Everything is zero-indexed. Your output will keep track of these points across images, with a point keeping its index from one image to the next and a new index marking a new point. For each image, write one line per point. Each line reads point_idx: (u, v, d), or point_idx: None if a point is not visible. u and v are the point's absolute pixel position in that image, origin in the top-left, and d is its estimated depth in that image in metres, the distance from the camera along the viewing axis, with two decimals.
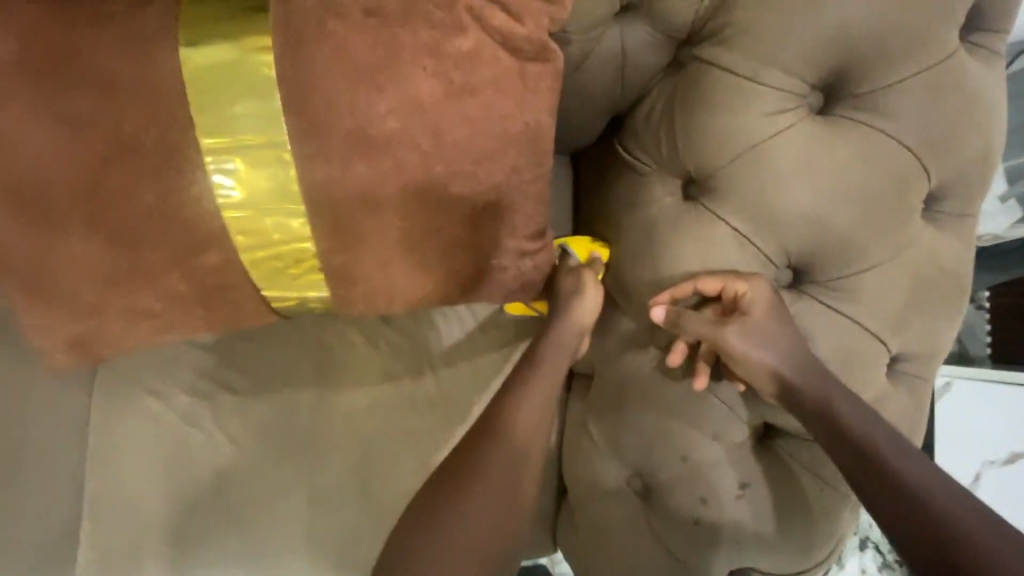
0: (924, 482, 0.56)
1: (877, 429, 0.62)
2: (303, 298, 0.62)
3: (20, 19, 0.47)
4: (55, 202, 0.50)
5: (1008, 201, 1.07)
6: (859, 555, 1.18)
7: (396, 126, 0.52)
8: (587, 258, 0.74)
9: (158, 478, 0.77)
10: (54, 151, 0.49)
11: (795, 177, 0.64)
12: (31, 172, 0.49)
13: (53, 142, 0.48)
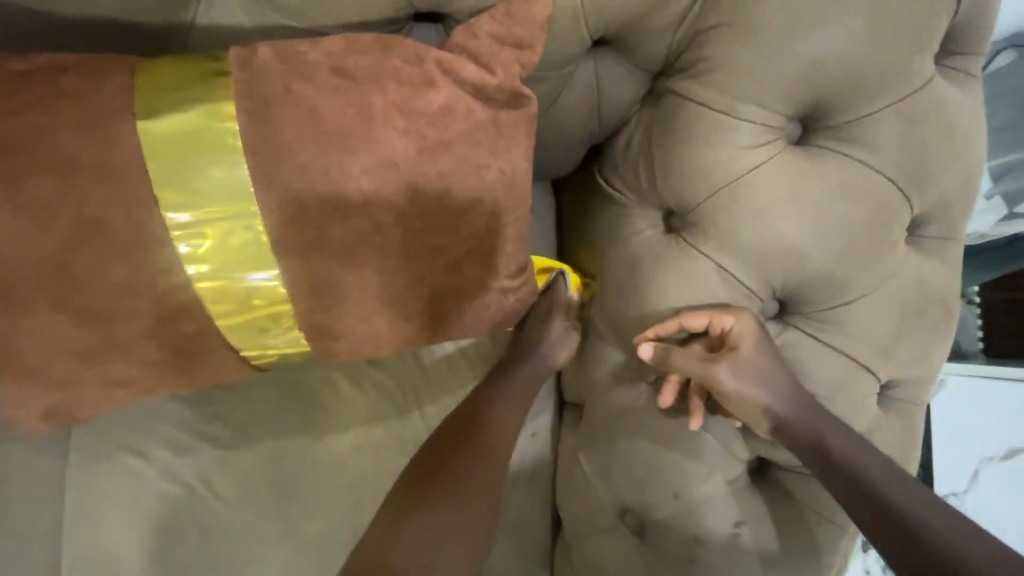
0: (922, 511, 0.55)
1: (871, 458, 0.61)
2: (284, 354, 0.60)
3: None
4: (15, 285, 0.48)
5: (993, 199, 1.09)
6: (863, 556, 1.19)
7: (370, 186, 0.51)
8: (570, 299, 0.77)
9: (143, 538, 0.74)
10: (12, 232, 0.46)
11: (773, 211, 0.64)
12: None
13: (10, 223, 0.46)
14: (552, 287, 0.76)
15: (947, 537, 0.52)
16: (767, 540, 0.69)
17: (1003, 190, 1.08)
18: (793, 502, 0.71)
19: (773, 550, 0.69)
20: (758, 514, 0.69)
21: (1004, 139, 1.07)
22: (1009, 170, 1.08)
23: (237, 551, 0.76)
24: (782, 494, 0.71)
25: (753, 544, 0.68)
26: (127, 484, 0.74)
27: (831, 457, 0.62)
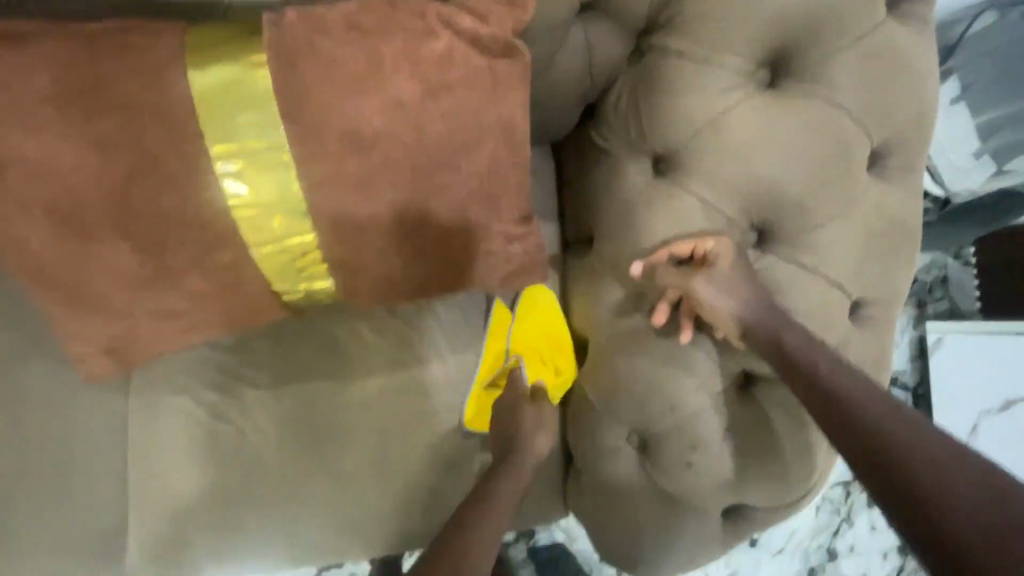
0: (877, 409, 0.60)
1: (857, 384, 0.63)
2: (311, 288, 0.69)
3: (45, 54, 0.53)
4: (86, 217, 0.57)
5: (982, 157, 1.16)
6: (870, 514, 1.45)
7: (382, 123, 0.58)
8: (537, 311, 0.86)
9: (195, 468, 0.83)
10: (83, 169, 0.54)
11: (748, 146, 0.70)
12: (65, 189, 0.55)
13: (82, 161, 0.54)
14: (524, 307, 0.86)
15: (919, 450, 0.53)
16: (753, 445, 0.75)
17: (992, 147, 1.15)
18: (786, 415, 0.75)
19: (759, 457, 0.75)
20: (744, 422, 0.76)
21: (990, 95, 1.13)
22: (995, 128, 1.14)
23: (275, 482, 0.85)
24: (762, 415, 0.76)
25: (739, 448, 0.76)
26: (177, 423, 0.83)
27: (818, 386, 0.65)
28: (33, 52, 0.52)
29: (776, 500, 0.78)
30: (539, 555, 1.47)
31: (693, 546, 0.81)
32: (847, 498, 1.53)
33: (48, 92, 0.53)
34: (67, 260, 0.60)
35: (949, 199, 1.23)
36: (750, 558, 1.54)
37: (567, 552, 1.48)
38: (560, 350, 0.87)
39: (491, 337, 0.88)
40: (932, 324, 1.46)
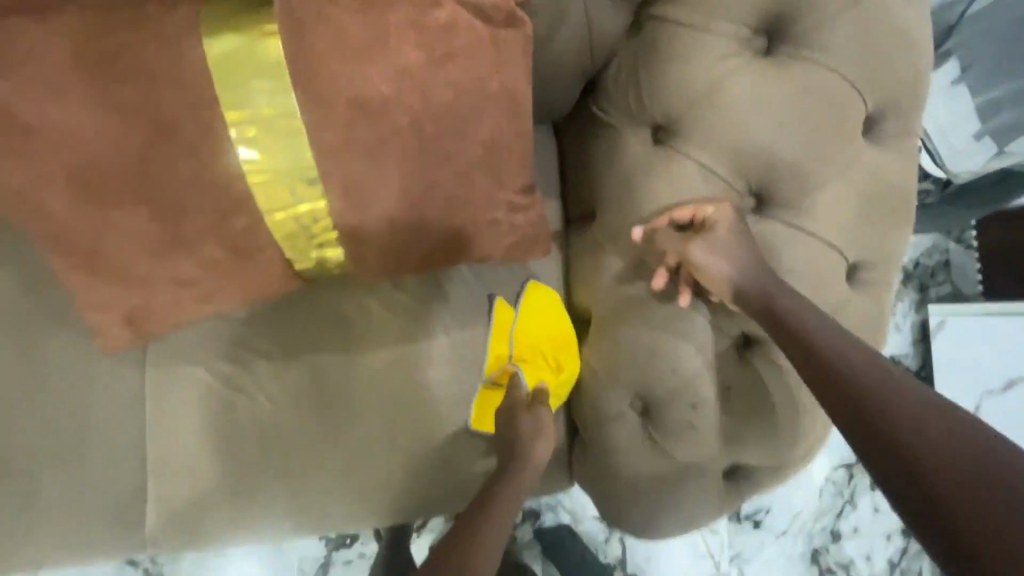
0: (860, 367, 0.63)
1: (842, 342, 0.67)
2: (322, 258, 0.71)
3: (71, 27, 0.56)
4: (108, 182, 0.60)
5: (983, 139, 1.24)
6: None
7: (390, 90, 0.61)
8: (538, 326, 0.90)
9: (209, 439, 0.85)
10: (105, 133, 0.58)
11: (745, 111, 0.72)
12: (89, 153, 0.58)
13: (105, 126, 0.57)
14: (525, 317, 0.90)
15: (919, 420, 0.55)
16: (753, 405, 0.78)
17: (992, 129, 1.23)
18: (780, 374, 0.78)
19: (760, 416, 0.78)
20: (743, 383, 0.79)
21: (994, 75, 1.21)
22: (996, 108, 1.22)
23: (288, 451, 0.87)
24: (760, 373, 0.78)
25: (736, 407, 0.79)
26: (191, 394, 0.85)
27: (820, 358, 0.66)
28: (61, 26, 0.56)
29: (771, 460, 0.81)
30: (545, 536, 1.49)
31: (696, 507, 0.83)
32: (851, 481, 1.60)
33: (69, 61, 0.56)
34: (89, 225, 0.63)
35: (949, 179, 1.29)
36: (755, 539, 1.57)
37: (572, 533, 1.51)
38: (563, 348, 0.89)
39: (497, 333, 0.90)
40: (933, 308, 1.53)
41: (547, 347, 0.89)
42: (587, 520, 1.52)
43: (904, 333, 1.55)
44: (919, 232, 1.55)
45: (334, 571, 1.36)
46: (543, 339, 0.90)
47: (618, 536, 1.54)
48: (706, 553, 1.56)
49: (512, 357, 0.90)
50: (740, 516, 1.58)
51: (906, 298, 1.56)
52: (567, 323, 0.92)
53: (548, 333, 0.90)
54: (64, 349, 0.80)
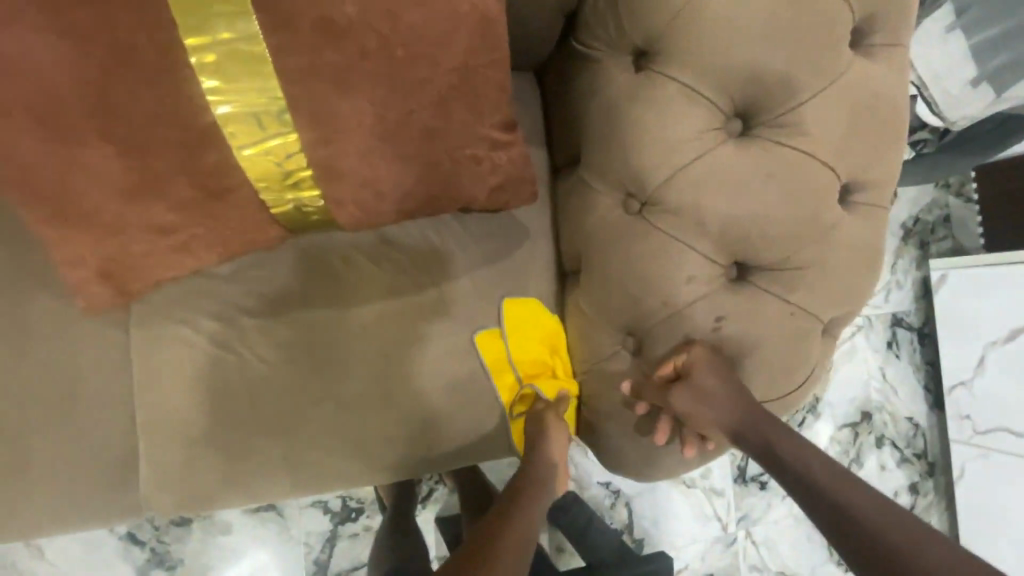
0: (866, 508, 0.67)
1: (844, 483, 0.70)
2: (299, 199, 0.70)
3: None
4: (71, 119, 0.58)
5: (979, 85, 1.26)
6: (879, 452, 1.60)
7: (354, 11, 0.58)
8: (530, 325, 0.90)
9: (199, 398, 0.84)
10: (61, 64, 0.55)
11: (730, 25, 0.67)
12: (46, 87, 0.56)
13: (59, 56, 0.55)
14: (513, 327, 0.90)
15: (917, 555, 0.60)
16: (748, 332, 0.75)
17: (988, 75, 1.25)
18: (774, 298, 0.75)
19: (756, 349, 0.75)
20: (738, 310, 0.75)
21: (983, 20, 1.23)
22: (991, 50, 1.24)
23: (280, 409, 0.86)
24: (757, 295, 0.75)
25: (734, 339, 0.75)
26: (179, 351, 0.84)
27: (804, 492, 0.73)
28: None
29: (774, 392, 0.79)
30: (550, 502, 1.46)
31: (693, 444, 0.83)
32: (857, 441, 1.59)
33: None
34: (52, 166, 0.62)
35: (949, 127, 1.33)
36: (761, 500, 1.58)
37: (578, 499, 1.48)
38: (556, 343, 0.91)
39: (491, 366, 0.90)
40: (935, 264, 1.56)
41: (546, 348, 0.91)
42: (592, 486, 1.51)
43: (906, 290, 1.64)
44: (918, 188, 1.63)
45: (340, 544, 1.36)
46: (538, 342, 0.91)
47: (624, 501, 1.52)
48: (712, 515, 1.56)
49: (516, 380, 0.91)
50: (746, 479, 1.58)
51: (907, 255, 1.64)
52: (549, 316, 0.93)
53: (543, 336, 0.91)
54: (46, 310, 0.79)
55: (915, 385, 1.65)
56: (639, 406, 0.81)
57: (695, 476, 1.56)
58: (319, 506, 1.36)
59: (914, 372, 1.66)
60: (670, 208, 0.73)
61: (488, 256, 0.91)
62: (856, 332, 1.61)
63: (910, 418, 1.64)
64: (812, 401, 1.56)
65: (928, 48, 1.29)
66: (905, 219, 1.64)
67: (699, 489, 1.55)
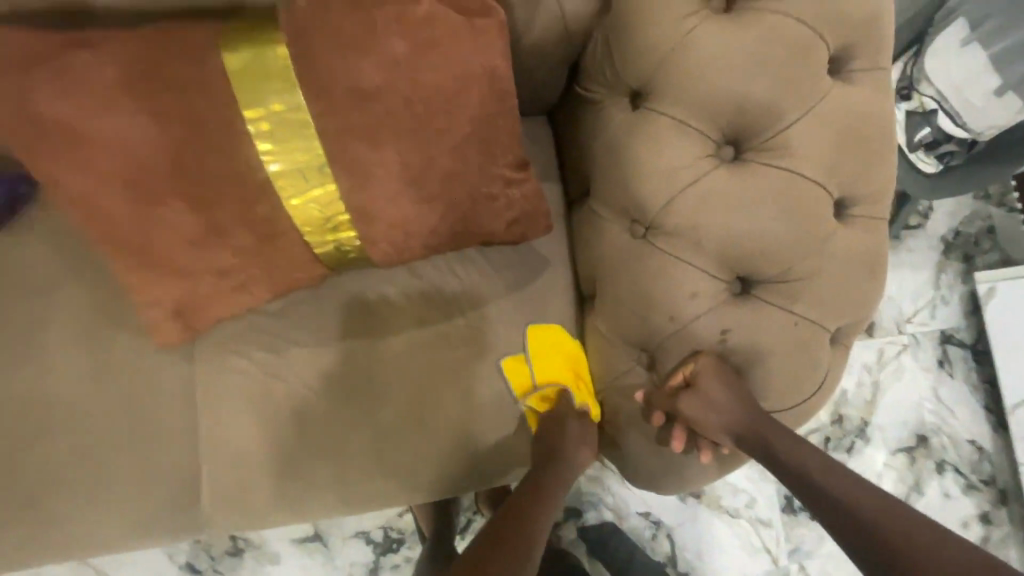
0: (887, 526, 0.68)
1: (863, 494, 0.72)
2: (338, 240, 0.80)
3: (118, 49, 0.67)
4: (154, 182, 0.71)
5: (1005, 94, 1.30)
6: (941, 478, 1.54)
7: (380, 80, 0.70)
8: (551, 345, 0.97)
9: (253, 423, 0.93)
10: (150, 139, 0.68)
11: (713, 63, 0.74)
12: (137, 157, 0.69)
13: (149, 133, 0.68)
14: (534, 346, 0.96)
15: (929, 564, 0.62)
16: (753, 342, 0.79)
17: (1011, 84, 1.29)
18: (777, 309, 0.78)
19: (762, 358, 0.79)
20: (743, 322, 0.79)
21: (996, 32, 1.28)
22: (1010, 59, 1.28)
23: (324, 432, 0.94)
24: (761, 307, 0.79)
25: (739, 352, 0.79)
26: (234, 381, 0.93)
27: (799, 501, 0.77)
28: (109, 49, 0.67)
29: (789, 401, 0.82)
30: (588, 533, 1.47)
31: (710, 452, 0.86)
32: (914, 466, 1.54)
33: (114, 77, 0.67)
34: (137, 222, 0.74)
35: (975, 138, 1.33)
36: (812, 532, 1.53)
37: (616, 530, 1.48)
38: (576, 362, 0.97)
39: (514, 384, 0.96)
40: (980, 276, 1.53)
41: (567, 367, 0.96)
42: (631, 515, 1.51)
43: (954, 306, 1.62)
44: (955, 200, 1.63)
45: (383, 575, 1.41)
46: (559, 361, 0.97)
47: (666, 532, 1.51)
48: (761, 547, 1.51)
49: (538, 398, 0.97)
50: (794, 508, 1.53)
51: (951, 270, 1.64)
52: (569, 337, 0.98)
53: (562, 355, 0.96)
54: (125, 346, 0.91)
55: (975, 406, 1.59)
56: (654, 414, 0.85)
57: (739, 505, 1.53)
58: (362, 536, 1.41)
59: (973, 392, 1.60)
60: (671, 232, 0.79)
61: (509, 283, 0.99)
62: (903, 351, 1.60)
63: (973, 441, 1.57)
64: (859, 424, 1.55)
65: (948, 64, 1.31)
66: (945, 232, 1.65)
67: (745, 519, 1.52)
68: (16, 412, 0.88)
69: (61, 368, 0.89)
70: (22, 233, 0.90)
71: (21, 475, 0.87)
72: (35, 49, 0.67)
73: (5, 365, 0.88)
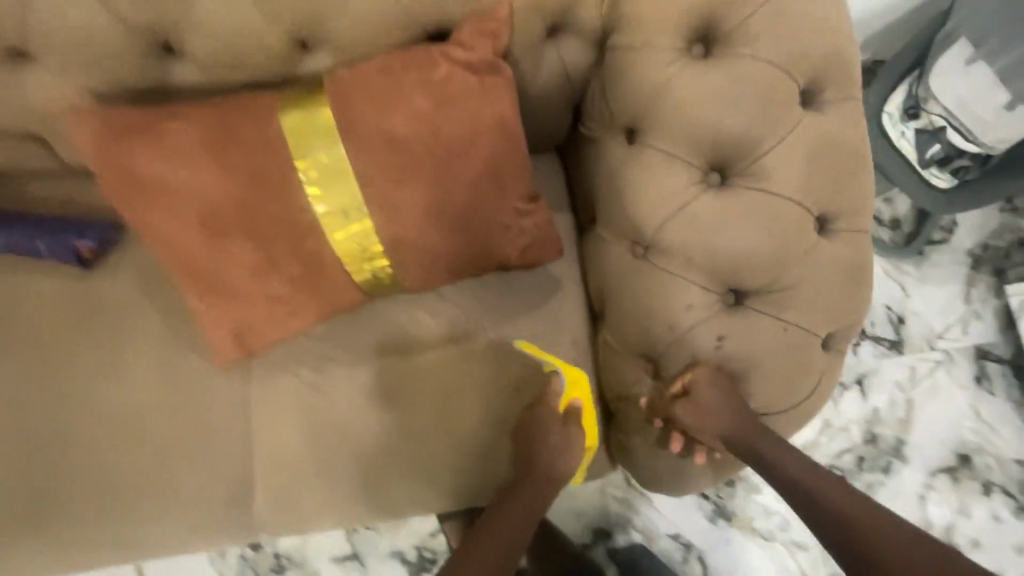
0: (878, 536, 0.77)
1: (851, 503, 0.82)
2: (374, 269, 0.92)
3: (199, 119, 0.83)
4: (225, 225, 0.85)
5: (1015, 108, 1.35)
6: (989, 501, 1.56)
7: (408, 131, 0.83)
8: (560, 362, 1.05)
9: (300, 435, 1.04)
10: (224, 189, 0.83)
11: (694, 103, 0.84)
12: (212, 205, 0.84)
13: (224, 184, 0.83)
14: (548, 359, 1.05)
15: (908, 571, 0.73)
16: (747, 348, 0.86)
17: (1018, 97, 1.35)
18: (767, 317, 0.86)
19: (756, 362, 0.86)
20: (737, 330, 0.86)
21: (997, 51, 1.36)
22: (1013, 75, 1.36)
23: (362, 442, 1.04)
24: (753, 315, 0.86)
25: (734, 357, 0.86)
26: (283, 398, 1.05)
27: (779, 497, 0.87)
28: (193, 119, 0.83)
29: (784, 404, 0.89)
30: (620, 555, 1.50)
31: (704, 455, 0.96)
32: (958, 487, 1.57)
33: (197, 141, 0.82)
34: (210, 258, 0.88)
35: (988, 153, 1.38)
36: None
37: (647, 551, 1.51)
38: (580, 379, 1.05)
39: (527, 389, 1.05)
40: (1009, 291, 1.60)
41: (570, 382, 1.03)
42: (662, 537, 1.53)
43: (987, 321, 1.66)
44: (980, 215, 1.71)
45: None
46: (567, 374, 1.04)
47: (697, 555, 1.52)
48: (796, 570, 1.51)
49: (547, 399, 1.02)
50: None
51: (982, 284, 1.69)
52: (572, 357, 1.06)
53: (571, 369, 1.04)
54: (191, 368, 1.04)
55: (1017, 423, 1.61)
56: (656, 418, 0.94)
57: (772, 527, 1.53)
58: (397, 555, 1.48)
59: (1015, 409, 1.62)
60: (666, 251, 0.88)
61: (526, 303, 1.08)
62: (937, 368, 1.64)
63: (1019, 460, 1.59)
64: (896, 444, 1.59)
65: (956, 82, 1.36)
66: (971, 247, 1.71)
67: (779, 543, 1.52)
68: (99, 428, 1.01)
69: (139, 388, 1.02)
70: (106, 271, 1.05)
71: (102, 483, 1.00)
72: (137, 121, 0.83)
73: (90, 387, 1.02)
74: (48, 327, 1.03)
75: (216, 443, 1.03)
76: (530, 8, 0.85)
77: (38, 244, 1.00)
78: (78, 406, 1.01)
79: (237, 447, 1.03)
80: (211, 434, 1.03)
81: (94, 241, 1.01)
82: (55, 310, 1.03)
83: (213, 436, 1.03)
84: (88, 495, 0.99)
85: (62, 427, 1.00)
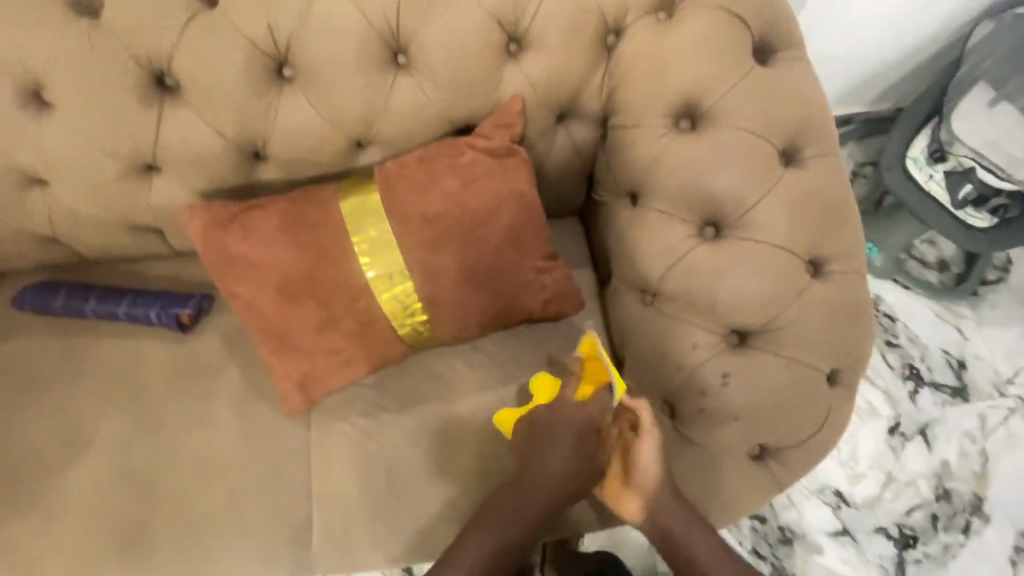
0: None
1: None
2: (415, 323, 1.07)
3: (278, 207, 1.04)
4: (294, 290, 1.04)
5: None
6: None
7: (441, 207, 1.00)
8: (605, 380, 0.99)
9: (353, 477, 1.16)
10: (295, 261, 1.02)
11: (684, 168, 0.97)
12: (285, 274, 1.03)
13: (295, 257, 1.02)
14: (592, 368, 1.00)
15: None
16: (753, 384, 0.93)
17: None
18: (770, 355, 0.93)
19: (763, 397, 0.92)
20: (742, 367, 0.93)
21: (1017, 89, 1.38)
22: None
23: (408, 482, 1.15)
24: (756, 353, 0.94)
25: (741, 393, 0.93)
26: (338, 442, 1.18)
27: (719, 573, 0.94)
28: (273, 207, 1.04)
29: (794, 438, 0.95)
30: None
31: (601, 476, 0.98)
32: None
33: (275, 224, 1.03)
34: (282, 319, 1.06)
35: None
36: None
37: None
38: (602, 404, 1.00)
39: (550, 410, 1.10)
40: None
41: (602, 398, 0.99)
42: None
43: None
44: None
45: None
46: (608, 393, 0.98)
47: None
48: None
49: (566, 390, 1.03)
50: None
51: None
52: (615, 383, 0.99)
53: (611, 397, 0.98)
54: (264, 415, 1.21)
55: None
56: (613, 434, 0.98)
57: None
58: None
59: None
60: (672, 297, 0.98)
61: (553, 351, 1.19)
62: (1011, 416, 1.57)
63: None
64: (973, 501, 1.50)
65: (977, 121, 1.38)
66: None
67: None
68: (187, 469, 1.17)
69: (221, 433, 1.19)
70: (199, 333, 1.26)
71: (187, 520, 1.14)
72: (230, 211, 1.05)
73: (181, 432, 1.19)
74: (150, 381, 1.23)
75: (283, 483, 1.17)
76: (540, 103, 1.03)
77: (151, 311, 1.23)
78: (170, 451, 1.18)
79: (301, 487, 1.17)
80: (279, 475, 1.17)
81: (193, 309, 1.23)
82: (157, 367, 1.23)
83: (281, 477, 1.17)
84: (175, 531, 1.14)
85: (156, 468, 1.17)
